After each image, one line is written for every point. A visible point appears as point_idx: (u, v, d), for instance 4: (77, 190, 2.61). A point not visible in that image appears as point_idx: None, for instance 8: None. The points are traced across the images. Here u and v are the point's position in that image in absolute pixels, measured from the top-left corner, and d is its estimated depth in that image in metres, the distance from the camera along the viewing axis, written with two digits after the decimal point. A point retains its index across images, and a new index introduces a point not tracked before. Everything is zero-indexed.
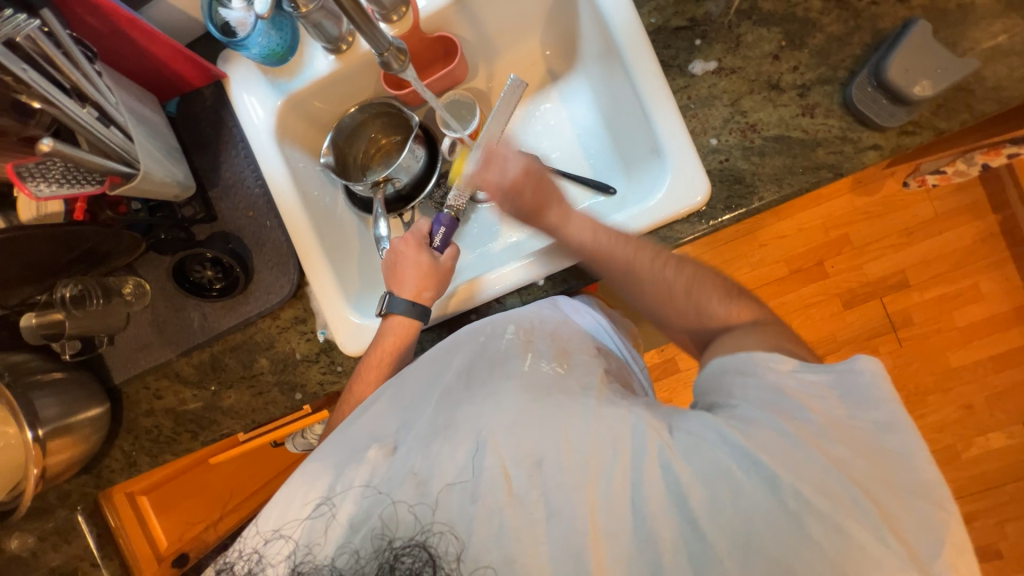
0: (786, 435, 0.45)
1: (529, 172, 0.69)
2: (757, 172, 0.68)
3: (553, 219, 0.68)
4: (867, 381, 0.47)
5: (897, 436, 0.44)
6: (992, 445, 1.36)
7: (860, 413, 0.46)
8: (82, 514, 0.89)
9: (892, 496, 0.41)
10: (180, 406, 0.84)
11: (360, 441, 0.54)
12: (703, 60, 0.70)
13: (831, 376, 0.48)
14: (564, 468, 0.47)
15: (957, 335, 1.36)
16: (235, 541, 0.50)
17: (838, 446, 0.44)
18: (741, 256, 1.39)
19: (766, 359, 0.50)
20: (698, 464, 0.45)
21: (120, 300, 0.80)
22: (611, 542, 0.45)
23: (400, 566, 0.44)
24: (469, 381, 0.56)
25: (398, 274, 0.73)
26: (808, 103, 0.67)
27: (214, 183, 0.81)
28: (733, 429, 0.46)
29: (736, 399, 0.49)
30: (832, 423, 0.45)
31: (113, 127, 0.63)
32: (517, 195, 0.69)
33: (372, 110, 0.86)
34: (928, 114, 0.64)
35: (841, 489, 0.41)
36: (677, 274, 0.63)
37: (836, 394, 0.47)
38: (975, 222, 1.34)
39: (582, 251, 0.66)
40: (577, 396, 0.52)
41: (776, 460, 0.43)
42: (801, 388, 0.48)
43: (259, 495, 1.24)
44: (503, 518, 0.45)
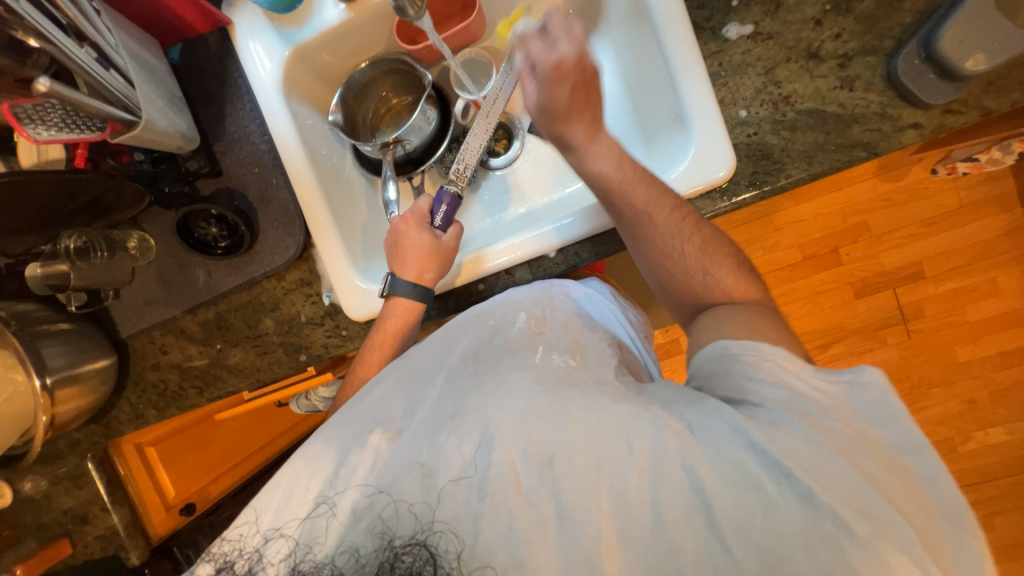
0: (818, 445, 0.42)
1: (582, 64, 0.58)
2: (786, 148, 0.64)
3: (580, 134, 0.62)
4: (876, 396, 0.46)
5: (924, 456, 0.43)
6: (992, 440, 1.36)
7: (885, 427, 0.44)
8: (93, 461, 0.92)
9: (926, 516, 0.40)
10: (186, 362, 0.85)
11: (364, 423, 0.53)
12: (739, 24, 0.66)
13: (843, 387, 0.47)
14: (579, 468, 0.46)
15: (969, 329, 1.34)
16: (233, 539, 0.49)
17: (868, 459, 0.42)
18: (755, 239, 1.36)
19: (771, 352, 0.49)
20: (722, 471, 0.43)
21: (124, 255, 0.79)
22: (626, 547, 0.44)
23: (399, 565, 0.43)
24: (476, 368, 0.55)
25: (400, 257, 0.71)
26: (848, 75, 0.63)
27: (219, 137, 0.79)
28: (757, 431, 0.44)
29: (754, 400, 0.47)
30: (857, 434, 0.44)
31: (113, 70, 0.60)
32: (557, 84, 0.58)
33: (383, 67, 0.82)
34: (976, 92, 0.60)
35: (877, 507, 0.40)
36: (689, 235, 0.61)
37: (857, 407, 0.46)
38: (1003, 215, 1.29)
39: (599, 180, 0.63)
40: (590, 391, 0.50)
41: (808, 473, 0.41)
42: (813, 391, 0.47)
43: (263, 452, 1.28)
44: (512, 516, 0.45)
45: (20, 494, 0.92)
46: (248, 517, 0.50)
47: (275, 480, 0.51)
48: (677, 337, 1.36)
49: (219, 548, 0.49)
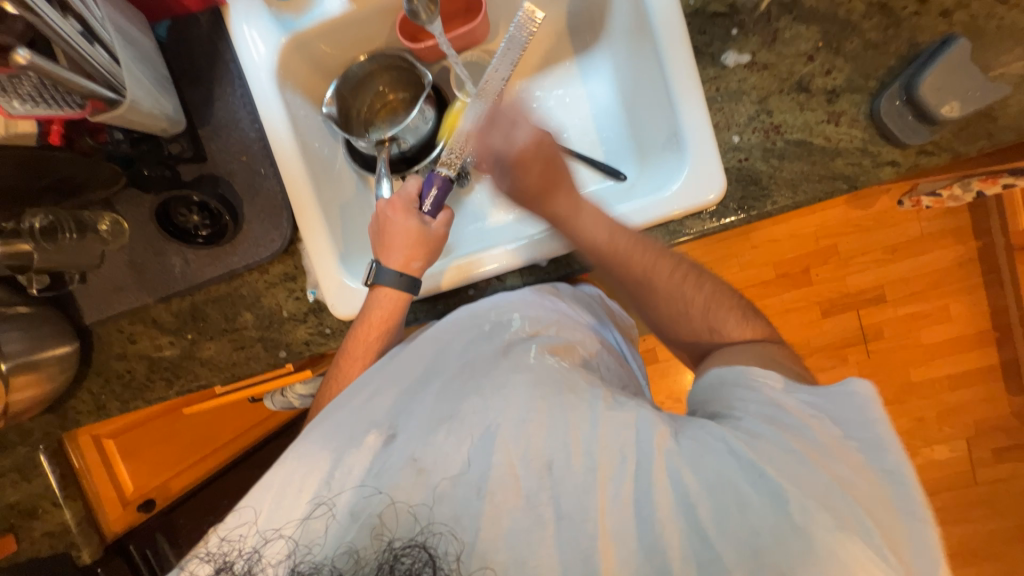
0: (791, 450, 0.45)
1: (541, 145, 0.67)
2: (774, 175, 0.67)
3: (563, 206, 0.65)
4: (859, 404, 0.48)
5: (888, 457, 0.45)
6: (935, 456, 1.45)
7: (853, 436, 0.47)
8: (45, 453, 0.86)
9: (891, 514, 0.42)
10: (155, 353, 0.81)
11: (357, 425, 0.53)
12: (737, 52, 0.68)
13: (825, 396, 0.50)
14: (572, 469, 0.46)
15: (922, 351, 1.43)
16: (231, 541, 0.48)
17: (838, 463, 0.44)
18: (734, 255, 1.40)
19: (763, 375, 0.52)
20: (704, 473, 0.45)
21: (95, 238, 0.75)
22: (620, 546, 0.44)
23: (399, 567, 0.43)
24: (472, 370, 0.55)
25: (385, 241, 0.70)
26: (835, 110, 0.66)
27: (205, 121, 0.76)
28: (737, 439, 0.46)
29: (738, 411, 0.50)
30: (831, 441, 0.46)
31: (98, 45, 0.57)
32: (522, 172, 0.66)
33: (382, 62, 0.80)
34: (949, 136, 0.64)
35: (843, 505, 0.41)
36: (692, 296, 0.63)
37: (828, 416, 0.48)
38: (958, 247, 1.38)
39: (592, 249, 0.64)
40: (585, 394, 0.51)
41: (785, 476, 0.43)
42: (796, 406, 0.49)
43: (229, 448, 1.23)
44: (512, 518, 0.45)
45: None
46: (248, 518, 0.48)
47: (267, 481, 0.50)
48: (654, 346, 1.39)
49: (218, 548, 0.48)
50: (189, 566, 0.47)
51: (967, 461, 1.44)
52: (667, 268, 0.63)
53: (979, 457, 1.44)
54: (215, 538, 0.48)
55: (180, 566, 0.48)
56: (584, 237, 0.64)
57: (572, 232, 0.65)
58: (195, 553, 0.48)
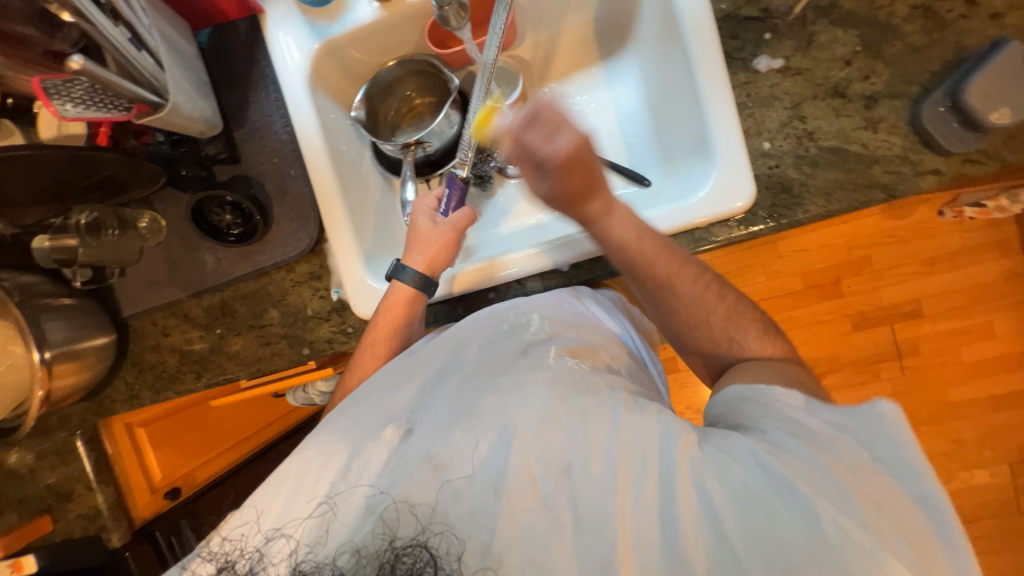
0: (819, 467, 0.43)
1: (582, 155, 0.52)
2: (806, 183, 0.65)
3: (597, 210, 0.58)
4: (888, 428, 0.45)
5: (921, 482, 0.43)
6: (975, 482, 1.37)
7: (882, 459, 0.44)
8: (82, 438, 0.90)
9: (924, 537, 0.40)
10: (186, 346, 0.84)
11: (374, 417, 0.53)
12: (769, 57, 0.66)
13: (848, 418, 0.47)
14: (592, 474, 0.46)
15: (962, 370, 1.36)
16: (231, 540, 0.49)
17: (869, 483, 0.42)
18: (760, 264, 1.36)
19: (784, 395, 0.50)
20: (732, 486, 0.44)
21: (135, 234, 0.79)
22: (640, 552, 0.43)
23: (399, 566, 0.43)
24: (491, 369, 0.54)
25: (407, 241, 0.72)
26: (873, 116, 0.64)
27: (240, 124, 0.79)
28: (765, 451, 0.45)
29: (762, 425, 0.49)
30: (860, 461, 0.44)
31: (145, 50, 0.60)
32: (559, 179, 0.54)
33: (410, 67, 0.81)
34: (997, 144, 0.61)
35: (879, 525, 0.40)
36: (713, 304, 0.61)
37: (859, 441, 0.45)
38: (1003, 261, 1.31)
39: (621, 252, 0.60)
40: (605, 397, 0.50)
41: (819, 493, 0.41)
42: (822, 427, 0.47)
43: (252, 440, 1.27)
44: (529, 519, 0.44)
45: (5, 465, 0.91)
46: (249, 517, 0.49)
47: (285, 471, 0.51)
48: (675, 355, 1.36)
49: (220, 546, 0.49)
50: (191, 565, 0.48)
51: (1010, 488, 1.36)
52: (695, 276, 0.61)
53: None
54: (216, 537, 0.49)
55: (184, 563, 0.49)
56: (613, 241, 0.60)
57: (602, 240, 0.61)
58: (197, 551, 0.49)
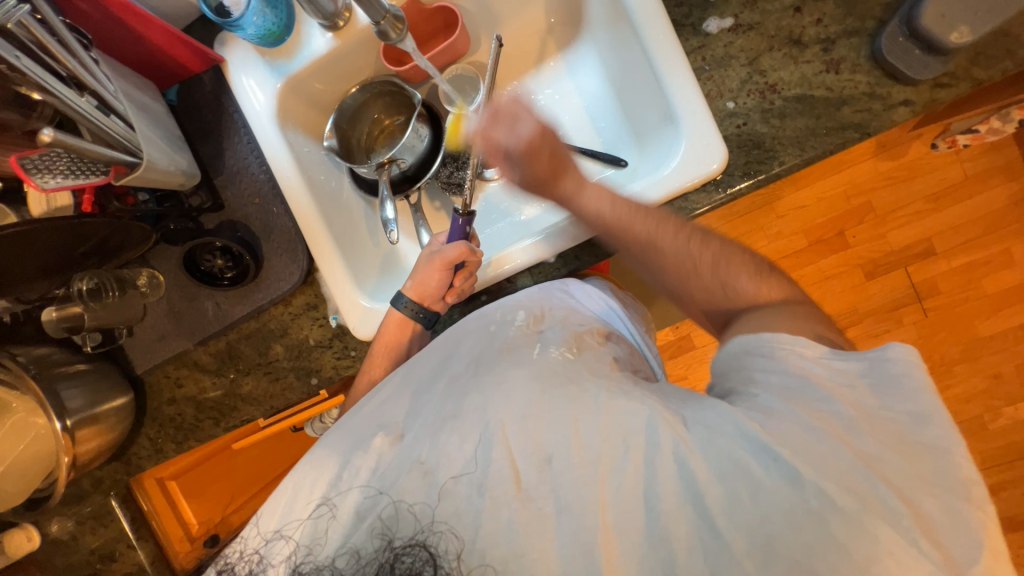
0: (812, 427, 0.42)
1: (547, 135, 0.59)
2: (777, 136, 0.64)
3: (569, 186, 0.62)
4: (902, 372, 0.44)
5: (933, 429, 0.41)
6: (1021, 415, 1.32)
7: (893, 407, 0.43)
8: (117, 499, 0.93)
9: (925, 489, 0.39)
10: (200, 394, 0.86)
11: (375, 427, 0.53)
12: (719, 18, 0.66)
13: (861, 363, 0.46)
14: (574, 464, 0.45)
15: (987, 302, 1.31)
16: (236, 541, 0.50)
17: (867, 439, 0.41)
18: (759, 228, 1.35)
19: (791, 342, 0.48)
20: (713, 460, 0.43)
21: (135, 293, 0.81)
22: (622, 538, 0.43)
23: (399, 566, 0.43)
24: (477, 369, 0.55)
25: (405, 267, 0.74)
26: (833, 58, 0.63)
27: (219, 171, 0.81)
28: (750, 420, 0.43)
29: (756, 387, 0.47)
30: (863, 414, 0.43)
31: (113, 115, 0.62)
32: (530, 161, 0.59)
33: (373, 90, 0.83)
34: (964, 64, 0.59)
35: (866, 483, 0.39)
36: (699, 252, 0.59)
37: (866, 385, 0.45)
38: (1008, 184, 1.27)
39: (599, 223, 0.62)
40: (588, 387, 0.50)
41: (800, 458, 0.40)
42: (827, 375, 0.46)
43: (277, 483, 1.26)
44: (510, 512, 0.44)
45: (48, 535, 0.93)
46: (252, 520, 0.51)
47: (281, 485, 0.51)
48: (688, 333, 1.35)
49: (223, 553, 0.50)
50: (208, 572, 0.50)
51: None
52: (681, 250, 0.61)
53: None
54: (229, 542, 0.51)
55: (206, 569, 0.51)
56: (592, 215, 0.61)
57: (577, 209, 0.62)
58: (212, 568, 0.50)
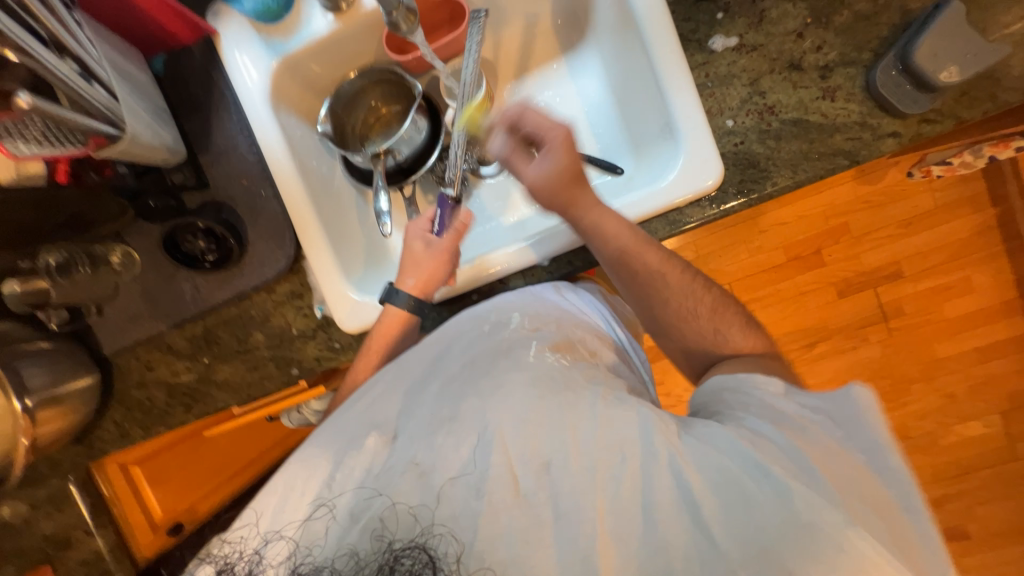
0: (785, 444, 0.45)
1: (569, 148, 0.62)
2: (772, 157, 0.66)
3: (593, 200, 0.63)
4: (858, 403, 0.48)
5: (891, 457, 0.44)
6: (970, 433, 1.40)
7: (854, 438, 0.46)
8: (75, 483, 0.89)
9: (893, 511, 0.41)
10: (172, 379, 0.83)
11: (361, 427, 0.53)
12: (724, 36, 0.67)
13: (824, 400, 0.50)
14: (572, 470, 0.46)
15: (947, 326, 1.38)
16: (232, 541, 0.48)
17: (840, 461, 0.44)
18: (742, 241, 1.38)
19: (764, 381, 0.53)
20: (707, 472, 0.44)
21: (107, 270, 0.77)
22: (619, 545, 0.43)
23: (399, 569, 0.40)
24: (472, 372, 0.55)
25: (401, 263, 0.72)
26: (829, 85, 0.65)
27: (206, 149, 0.78)
28: (739, 437, 0.46)
29: (740, 412, 0.50)
30: (835, 442, 0.46)
31: (96, 83, 0.59)
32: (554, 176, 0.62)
33: (372, 77, 0.81)
34: (950, 102, 0.62)
35: (848, 501, 0.40)
36: (700, 295, 0.63)
37: (832, 418, 0.48)
38: (975, 215, 1.34)
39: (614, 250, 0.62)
40: (584, 395, 0.51)
41: (785, 470, 0.42)
42: (797, 410, 0.50)
43: (249, 470, 1.25)
44: (509, 516, 0.44)
45: None
46: (249, 519, 0.48)
47: (271, 485, 0.50)
48: None
49: (220, 549, 0.47)
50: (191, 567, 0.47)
51: (1003, 436, 1.39)
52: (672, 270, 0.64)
53: (1017, 431, 1.39)
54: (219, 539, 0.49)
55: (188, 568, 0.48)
56: (605, 239, 0.62)
57: (592, 232, 0.63)
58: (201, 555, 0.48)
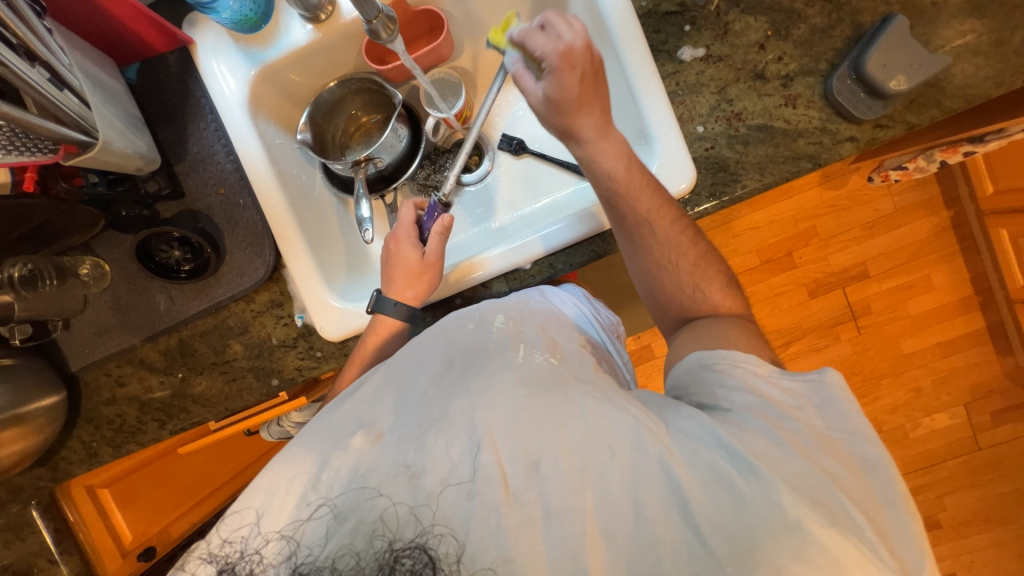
0: (778, 443, 0.46)
1: (589, 53, 0.55)
2: (740, 161, 0.69)
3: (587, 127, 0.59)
4: (834, 394, 0.50)
5: (870, 446, 0.47)
6: (936, 425, 1.47)
7: (837, 426, 0.48)
8: (37, 509, 0.84)
9: (875, 507, 0.44)
10: (145, 394, 0.80)
11: (344, 429, 0.52)
12: (692, 47, 0.71)
13: (804, 385, 0.51)
14: (562, 470, 0.46)
15: (911, 323, 1.45)
16: (230, 535, 0.47)
17: (826, 457, 0.46)
18: (717, 245, 1.43)
19: (745, 361, 0.53)
20: (696, 467, 0.46)
21: (75, 282, 0.74)
22: (609, 542, 0.45)
23: (400, 567, 0.44)
24: (458, 371, 0.54)
25: (395, 273, 0.71)
26: (791, 93, 0.69)
27: (181, 158, 0.76)
28: (727, 433, 0.47)
29: (725, 404, 0.51)
30: (817, 434, 0.48)
31: (67, 90, 0.58)
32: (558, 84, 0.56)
33: (352, 85, 0.81)
34: (901, 109, 0.66)
35: (834, 499, 0.43)
36: (684, 249, 0.64)
37: (812, 407, 0.50)
38: (931, 217, 1.42)
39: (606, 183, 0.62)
40: (573, 393, 0.50)
41: (775, 472, 0.44)
42: (781, 395, 0.51)
43: (227, 487, 1.21)
44: (500, 516, 0.44)
45: None
46: (249, 517, 0.48)
47: (254, 486, 0.49)
48: (650, 342, 1.40)
49: (220, 548, 0.47)
50: (189, 566, 0.47)
51: (966, 426, 1.46)
52: (649, 275, 0.66)
53: (978, 421, 1.46)
54: (216, 539, 0.48)
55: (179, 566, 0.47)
56: (598, 166, 0.61)
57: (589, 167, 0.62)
58: (196, 552, 0.48)
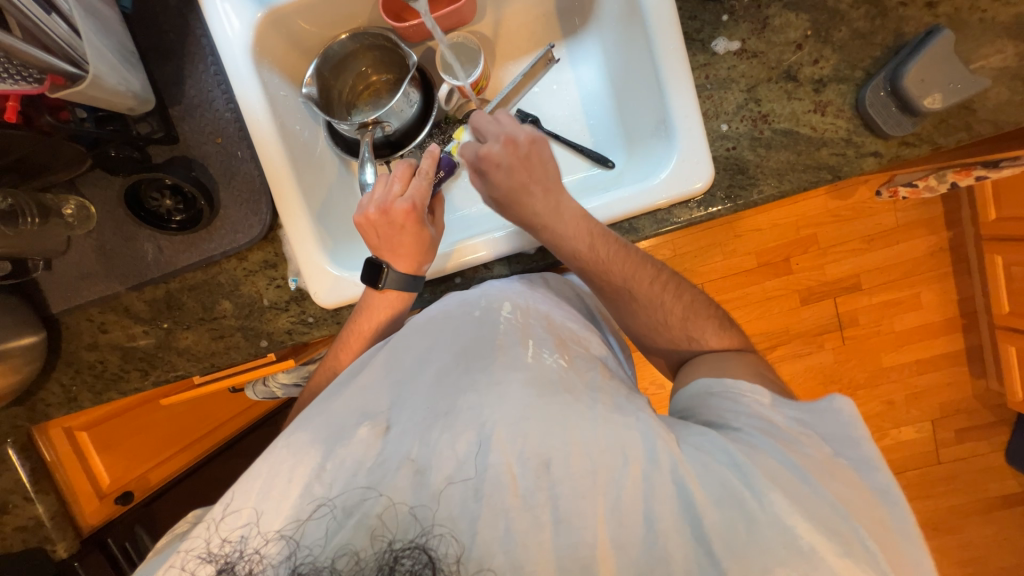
0: (791, 466, 0.46)
1: (512, 147, 0.64)
2: (761, 165, 0.67)
3: (543, 215, 0.64)
4: (841, 421, 0.51)
5: (878, 476, 0.47)
6: (903, 438, 1.52)
7: (845, 453, 0.49)
8: (13, 447, 0.83)
9: (887, 535, 0.44)
10: (129, 342, 0.78)
11: (348, 418, 0.52)
12: (727, 39, 0.68)
13: (808, 412, 0.52)
14: (573, 473, 0.46)
15: (894, 338, 1.48)
16: (230, 538, 0.47)
17: (837, 482, 0.46)
18: (716, 244, 1.43)
19: (749, 389, 0.55)
20: (709, 486, 0.46)
21: (59, 222, 0.70)
22: (619, 553, 0.44)
23: (400, 568, 0.43)
24: (468, 366, 0.54)
25: (408, 248, 0.68)
26: (822, 99, 0.66)
27: (177, 100, 0.72)
28: (738, 451, 0.47)
29: (734, 424, 0.52)
30: (828, 461, 0.48)
31: (55, 14, 0.53)
32: (495, 171, 0.65)
33: (365, 41, 0.77)
34: (930, 128, 0.65)
35: (846, 526, 0.43)
36: (671, 303, 0.66)
37: (816, 432, 0.50)
38: (931, 236, 1.43)
39: (576, 259, 0.64)
40: (584, 398, 0.51)
41: (786, 493, 0.44)
42: (785, 420, 0.52)
43: (208, 440, 1.23)
44: (509, 519, 0.44)
45: None
46: (248, 518, 0.47)
47: (254, 470, 0.49)
48: None
49: (220, 549, 0.47)
50: (189, 566, 0.46)
51: (930, 442, 1.52)
52: (652, 271, 0.66)
53: (943, 438, 1.51)
54: (216, 539, 0.47)
55: (178, 565, 0.47)
56: (563, 246, 0.64)
57: (558, 245, 0.65)
58: (194, 552, 0.47)
